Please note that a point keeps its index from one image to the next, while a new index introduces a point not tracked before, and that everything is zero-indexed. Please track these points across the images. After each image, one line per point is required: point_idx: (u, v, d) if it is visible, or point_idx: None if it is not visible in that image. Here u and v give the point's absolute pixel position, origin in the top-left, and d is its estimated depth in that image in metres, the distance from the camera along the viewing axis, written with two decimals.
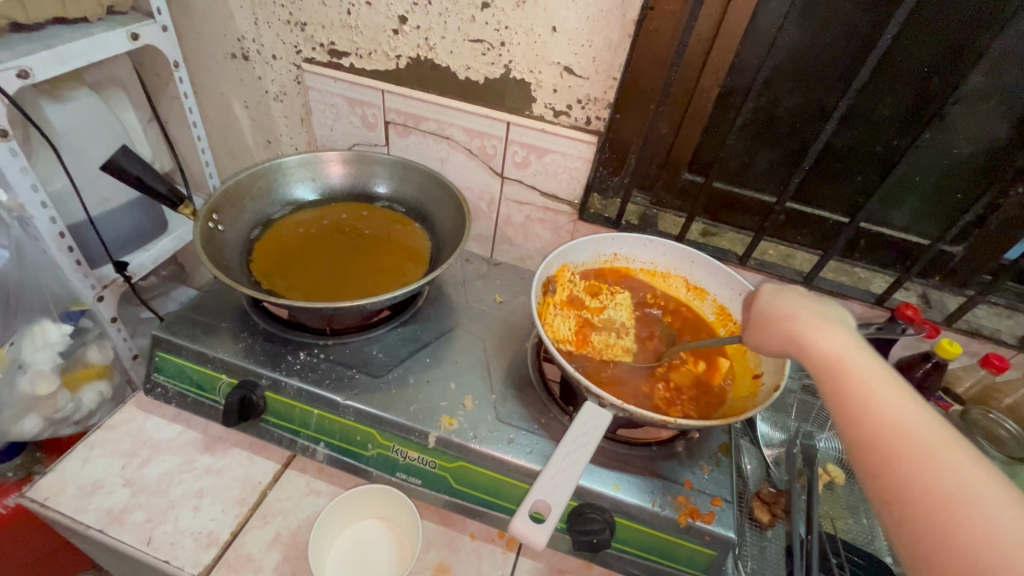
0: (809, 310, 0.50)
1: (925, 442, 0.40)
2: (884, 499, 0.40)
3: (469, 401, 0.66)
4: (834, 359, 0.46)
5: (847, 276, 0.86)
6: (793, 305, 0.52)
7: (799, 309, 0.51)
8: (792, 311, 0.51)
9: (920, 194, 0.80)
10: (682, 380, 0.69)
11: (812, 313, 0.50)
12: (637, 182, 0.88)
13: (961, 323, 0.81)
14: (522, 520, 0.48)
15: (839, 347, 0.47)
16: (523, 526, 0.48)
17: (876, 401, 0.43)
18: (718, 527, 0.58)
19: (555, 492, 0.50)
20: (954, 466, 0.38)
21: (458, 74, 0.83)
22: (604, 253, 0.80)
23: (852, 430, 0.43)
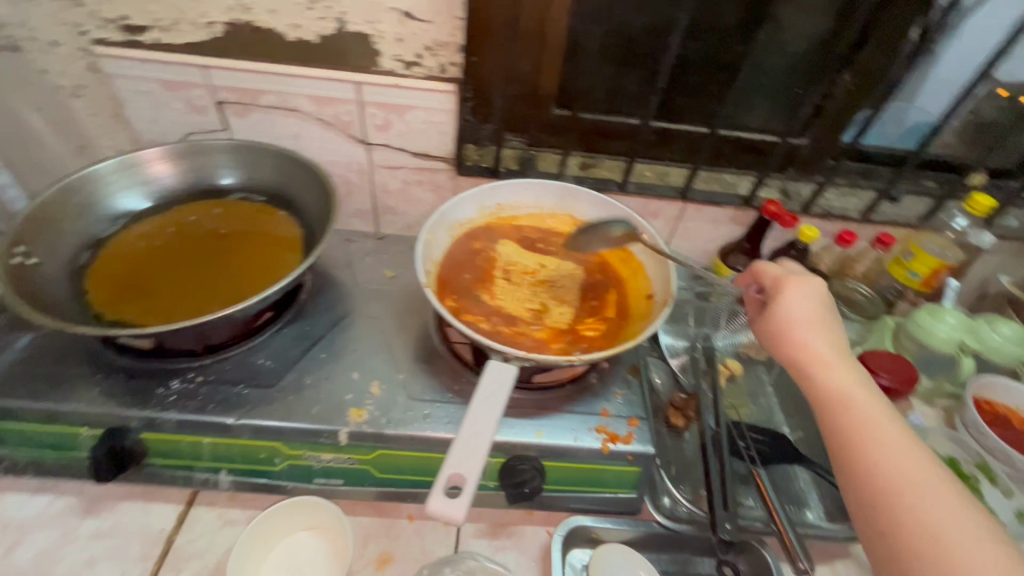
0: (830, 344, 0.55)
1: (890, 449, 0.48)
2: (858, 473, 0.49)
3: (375, 387, 0.63)
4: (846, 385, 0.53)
5: (718, 184, 0.90)
6: (785, 314, 0.57)
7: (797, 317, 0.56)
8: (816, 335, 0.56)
9: (766, 93, 0.84)
10: (573, 314, 0.70)
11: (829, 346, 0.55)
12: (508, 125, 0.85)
13: (816, 209, 0.89)
14: (437, 498, 0.47)
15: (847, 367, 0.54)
16: (440, 502, 0.47)
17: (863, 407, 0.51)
18: (638, 446, 0.62)
19: (467, 462, 0.48)
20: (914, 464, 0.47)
21: (288, 36, 0.73)
22: (487, 206, 0.78)
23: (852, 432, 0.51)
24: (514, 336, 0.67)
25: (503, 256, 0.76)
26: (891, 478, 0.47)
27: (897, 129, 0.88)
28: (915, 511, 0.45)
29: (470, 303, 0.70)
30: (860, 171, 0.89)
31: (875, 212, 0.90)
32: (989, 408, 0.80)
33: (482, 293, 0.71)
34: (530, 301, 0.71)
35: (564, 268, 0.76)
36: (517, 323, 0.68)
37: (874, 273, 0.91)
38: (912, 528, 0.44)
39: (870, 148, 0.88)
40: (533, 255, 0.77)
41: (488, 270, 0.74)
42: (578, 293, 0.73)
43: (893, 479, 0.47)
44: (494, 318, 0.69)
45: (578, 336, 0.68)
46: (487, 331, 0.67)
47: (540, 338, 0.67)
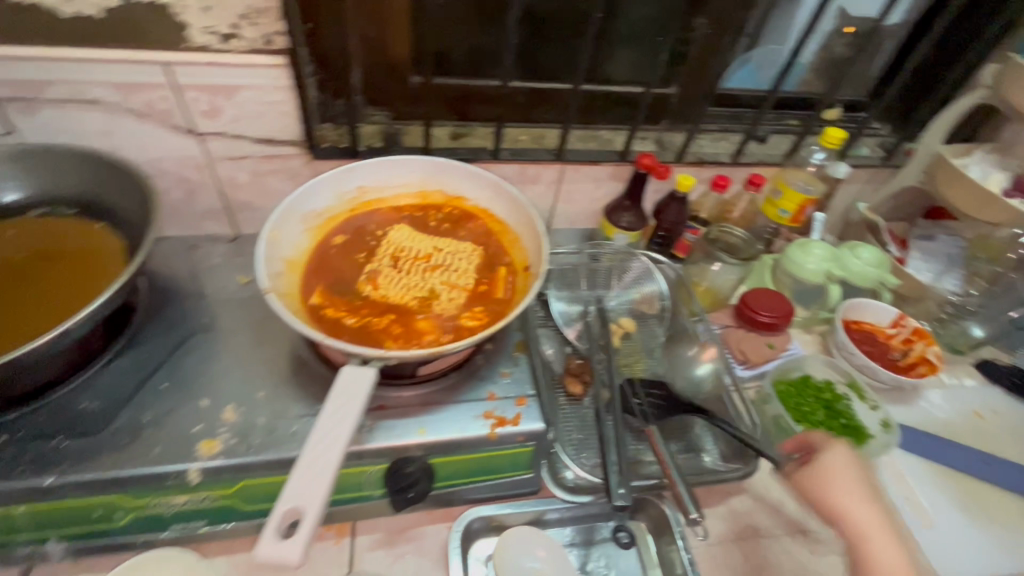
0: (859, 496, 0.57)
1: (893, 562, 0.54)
2: None
3: (230, 412, 0.56)
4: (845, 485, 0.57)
5: (595, 141, 0.88)
6: (826, 483, 0.58)
7: (837, 478, 0.57)
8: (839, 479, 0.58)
9: (625, 41, 0.81)
10: (461, 300, 0.65)
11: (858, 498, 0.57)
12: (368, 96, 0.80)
13: (690, 157, 0.90)
14: (269, 539, 0.40)
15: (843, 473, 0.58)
16: (270, 544, 0.41)
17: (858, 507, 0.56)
18: (526, 425, 0.60)
19: (309, 494, 0.42)
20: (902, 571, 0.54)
21: (62, 12, 0.60)
22: (346, 191, 0.71)
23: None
24: (391, 329, 0.61)
25: (392, 242, 0.70)
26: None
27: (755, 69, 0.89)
28: None
29: (347, 297, 0.64)
30: (728, 116, 0.91)
31: (744, 155, 0.92)
32: (856, 328, 0.86)
33: (362, 283, 0.65)
34: (416, 288, 0.65)
35: (461, 251, 0.70)
36: (399, 314, 0.62)
37: (750, 214, 0.94)
38: None
39: (733, 90, 0.90)
40: (429, 239, 0.71)
41: (374, 259, 0.68)
42: (472, 277, 0.67)
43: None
44: (371, 311, 0.63)
45: (464, 323, 0.62)
46: (362, 326, 0.61)
47: (421, 329, 0.61)
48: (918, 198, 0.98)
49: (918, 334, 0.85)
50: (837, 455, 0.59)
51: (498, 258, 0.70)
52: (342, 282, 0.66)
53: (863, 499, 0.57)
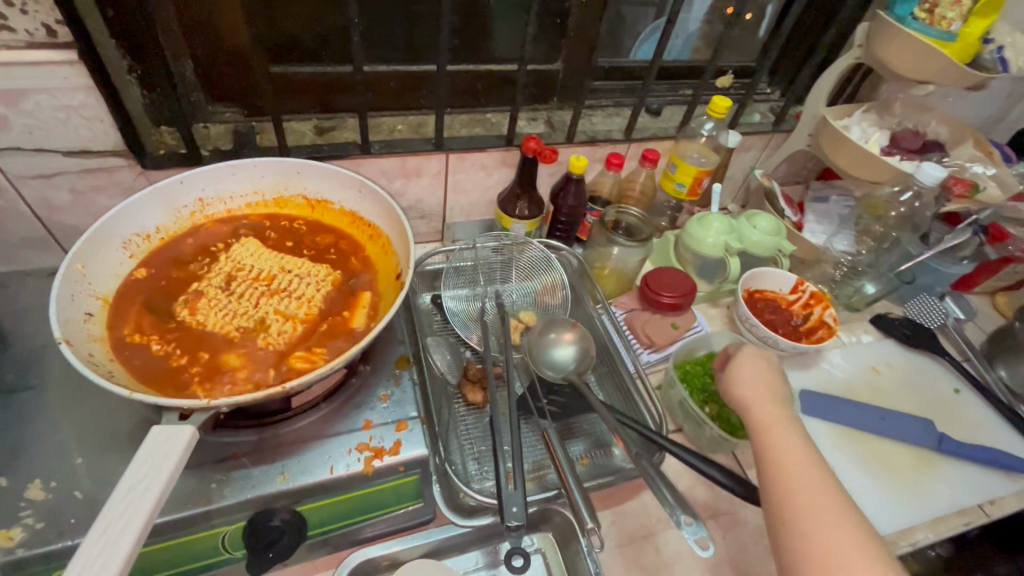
0: (757, 368, 0.58)
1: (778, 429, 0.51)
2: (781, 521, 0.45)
3: (37, 488, 0.46)
4: (745, 374, 0.58)
5: (481, 125, 0.82)
6: (737, 378, 0.58)
7: (739, 364, 0.59)
8: (739, 364, 0.59)
9: (497, 14, 0.74)
10: (298, 333, 0.55)
11: (757, 372, 0.58)
12: (208, 90, 0.70)
13: (580, 136, 0.85)
14: None
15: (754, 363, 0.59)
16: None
17: (753, 389, 0.56)
18: (407, 453, 0.53)
19: None
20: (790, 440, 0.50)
21: None
22: (182, 206, 0.61)
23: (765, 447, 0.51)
24: (201, 368, 0.51)
25: (228, 261, 0.60)
26: (784, 460, 0.48)
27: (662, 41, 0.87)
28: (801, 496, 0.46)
29: (157, 327, 0.54)
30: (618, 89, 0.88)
31: (637, 130, 0.88)
32: (759, 297, 0.85)
33: (180, 309, 0.55)
34: (243, 316, 0.55)
35: (311, 276, 0.60)
36: (215, 349, 0.53)
37: (649, 191, 0.90)
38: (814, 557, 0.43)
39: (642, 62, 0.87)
40: (275, 257, 0.61)
41: (205, 279, 0.58)
42: (318, 305, 0.58)
43: (783, 443, 0.50)
44: (182, 344, 0.53)
45: (294, 362, 0.53)
46: (165, 362, 0.51)
47: (245, 369, 0.52)
48: (810, 161, 0.98)
49: (818, 297, 0.85)
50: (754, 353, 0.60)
51: (355, 288, 0.60)
52: (155, 309, 0.55)
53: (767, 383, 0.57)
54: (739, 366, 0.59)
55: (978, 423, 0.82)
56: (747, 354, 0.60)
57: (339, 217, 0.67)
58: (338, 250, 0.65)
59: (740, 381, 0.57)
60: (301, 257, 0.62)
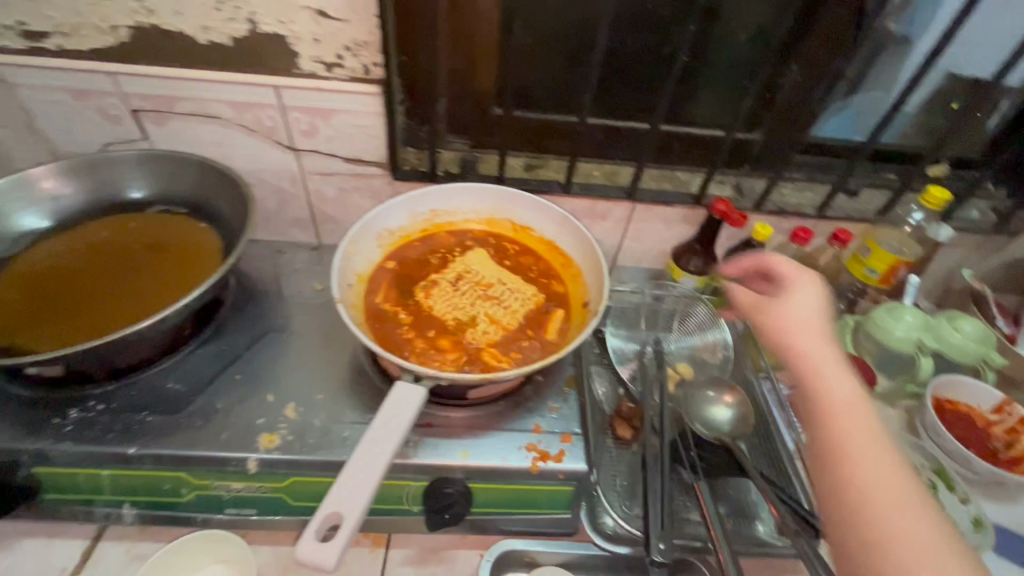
0: (803, 306, 0.52)
1: (840, 399, 0.46)
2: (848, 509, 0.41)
3: (291, 410, 0.59)
4: (802, 320, 0.51)
5: (670, 182, 0.86)
6: (780, 309, 0.52)
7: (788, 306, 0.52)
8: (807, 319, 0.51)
9: (711, 85, 0.80)
10: (499, 334, 0.65)
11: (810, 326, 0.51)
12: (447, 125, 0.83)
13: (769, 206, 0.86)
14: (308, 540, 0.42)
15: (809, 326, 0.50)
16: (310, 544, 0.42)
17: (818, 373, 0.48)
18: (569, 463, 0.58)
19: (350, 500, 0.44)
20: (855, 414, 0.45)
21: (199, 39, 0.69)
22: (419, 213, 0.74)
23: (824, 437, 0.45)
24: (421, 342, 0.64)
25: (460, 263, 0.73)
26: (840, 445, 0.44)
27: (850, 118, 0.84)
28: (858, 480, 0.42)
29: (400, 302, 0.68)
30: (813, 165, 0.86)
31: (831, 208, 0.86)
32: (950, 409, 0.77)
33: (418, 292, 0.69)
34: (462, 310, 0.67)
35: (521, 292, 0.70)
36: (436, 330, 0.65)
37: (833, 270, 0.88)
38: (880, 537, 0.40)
39: (824, 138, 0.85)
40: (497, 269, 0.72)
41: (441, 273, 0.72)
42: (518, 317, 0.67)
43: (852, 440, 0.44)
44: (415, 319, 0.66)
45: (493, 358, 0.63)
46: (398, 330, 0.65)
47: (456, 352, 0.63)
48: None
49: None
50: (806, 287, 0.53)
51: (551, 310, 0.69)
52: (402, 286, 0.70)
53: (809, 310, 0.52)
54: (791, 323, 0.51)
55: None
56: (799, 288, 0.53)
57: (545, 244, 0.75)
58: (541, 272, 0.73)
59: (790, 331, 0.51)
60: (510, 272, 0.73)
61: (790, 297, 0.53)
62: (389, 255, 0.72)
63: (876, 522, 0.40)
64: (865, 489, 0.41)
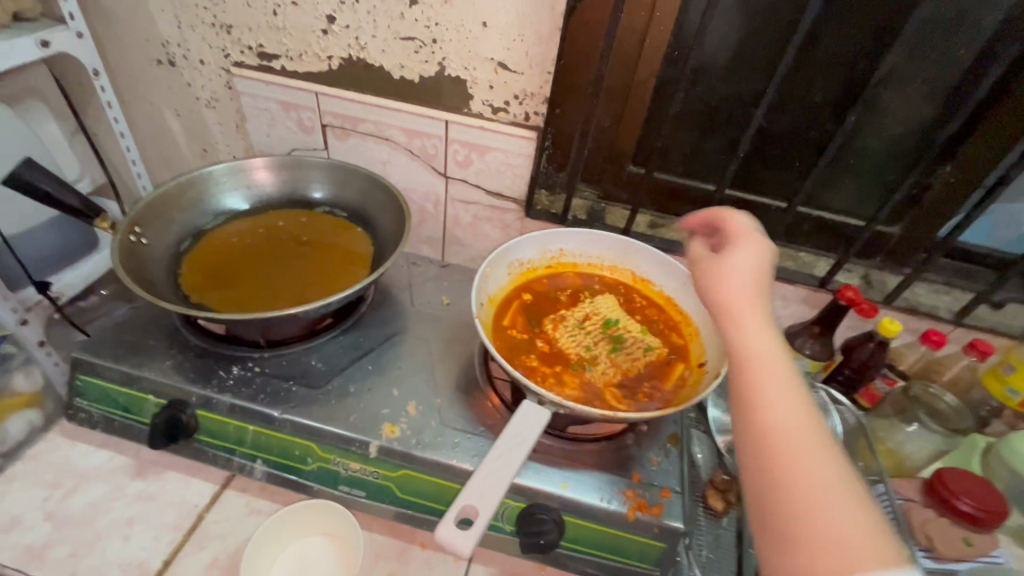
0: (747, 291, 0.46)
1: (771, 381, 0.41)
2: (773, 496, 0.38)
3: (412, 407, 0.64)
4: (741, 325, 0.45)
5: (793, 261, 0.87)
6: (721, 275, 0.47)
7: (734, 277, 0.46)
8: (733, 304, 0.46)
9: (854, 174, 0.80)
10: (615, 378, 0.67)
11: (745, 298, 0.45)
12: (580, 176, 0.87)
13: (901, 302, 0.83)
14: (447, 526, 0.47)
15: (741, 313, 0.45)
16: (448, 531, 0.47)
17: (756, 350, 0.43)
18: (666, 519, 0.58)
19: (485, 496, 0.48)
20: (786, 393, 0.41)
21: (394, 74, 0.80)
22: (550, 250, 0.79)
23: (749, 434, 0.41)
24: (541, 369, 0.67)
25: (587, 304, 0.76)
26: (782, 431, 0.40)
27: (994, 225, 0.80)
28: (800, 470, 0.38)
29: (527, 329, 0.72)
30: (954, 269, 0.83)
31: (970, 315, 0.82)
32: None
33: (546, 323, 0.73)
34: (583, 348, 0.70)
35: (641, 342, 0.72)
36: (556, 361, 0.69)
37: (965, 383, 0.82)
38: (801, 524, 0.37)
39: (966, 244, 0.82)
40: (621, 316, 0.75)
41: (569, 310, 0.76)
42: (635, 365, 0.69)
43: (784, 427, 0.40)
44: (539, 347, 0.70)
45: (608, 398, 0.65)
46: (521, 353, 0.69)
47: (574, 386, 0.66)
48: None
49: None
50: (750, 250, 0.48)
51: (669, 364, 0.70)
52: (530, 315, 0.74)
53: (758, 320, 0.45)
54: (725, 307, 0.46)
55: None
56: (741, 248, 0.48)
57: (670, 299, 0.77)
58: (664, 326, 0.75)
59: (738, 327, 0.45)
60: (633, 321, 0.75)
61: (731, 252, 0.48)
62: (521, 284, 0.78)
63: (777, 454, 0.39)
64: (803, 477, 0.38)
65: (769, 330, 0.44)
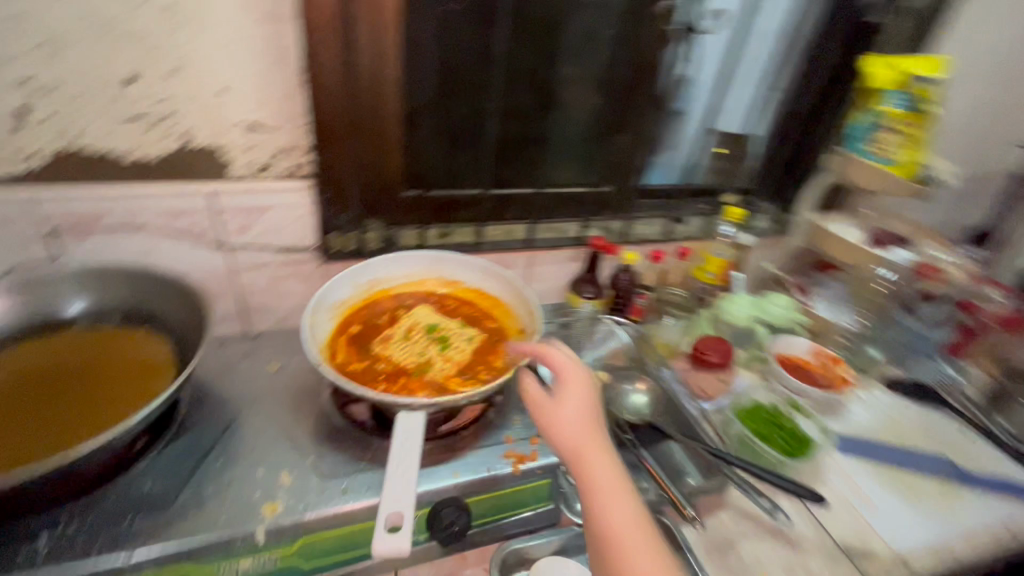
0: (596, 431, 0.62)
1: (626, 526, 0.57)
2: None
3: (285, 477, 0.62)
4: (609, 514, 0.58)
5: (555, 231, 1.07)
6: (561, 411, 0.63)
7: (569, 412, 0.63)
8: (586, 460, 0.60)
9: (570, 154, 1.05)
10: (457, 367, 0.76)
11: (599, 445, 0.62)
12: (364, 210, 0.92)
13: (631, 237, 1.12)
14: (382, 540, 0.52)
15: (590, 456, 0.61)
16: (384, 545, 0.52)
17: (608, 516, 0.58)
18: (543, 458, 0.70)
19: (402, 500, 0.54)
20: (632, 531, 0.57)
21: (128, 157, 0.73)
22: (361, 284, 0.84)
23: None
24: (391, 386, 0.72)
25: (410, 317, 0.83)
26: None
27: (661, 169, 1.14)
28: None
29: (364, 359, 0.76)
30: (653, 205, 1.14)
31: (672, 232, 1.15)
32: (787, 361, 1.04)
33: (379, 348, 0.78)
34: (421, 355, 0.77)
35: (467, 332, 0.82)
36: (403, 375, 0.74)
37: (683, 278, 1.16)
38: None
39: (653, 186, 1.14)
40: (443, 318, 0.84)
41: (394, 329, 0.81)
42: (471, 352, 0.79)
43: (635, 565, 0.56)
44: (383, 369, 0.74)
45: (459, 386, 0.73)
46: (368, 380, 0.72)
47: (426, 387, 0.72)
48: None
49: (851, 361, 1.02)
50: (575, 386, 0.65)
51: (495, 341, 0.81)
52: (362, 345, 0.78)
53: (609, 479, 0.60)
54: (578, 446, 0.61)
55: (982, 456, 0.97)
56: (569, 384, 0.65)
57: (478, 289, 0.89)
58: (480, 313, 0.87)
59: (589, 474, 0.60)
60: (454, 318, 0.85)
61: (563, 394, 0.64)
62: (344, 323, 0.80)
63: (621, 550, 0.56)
64: None
65: (617, 477, 0.60)
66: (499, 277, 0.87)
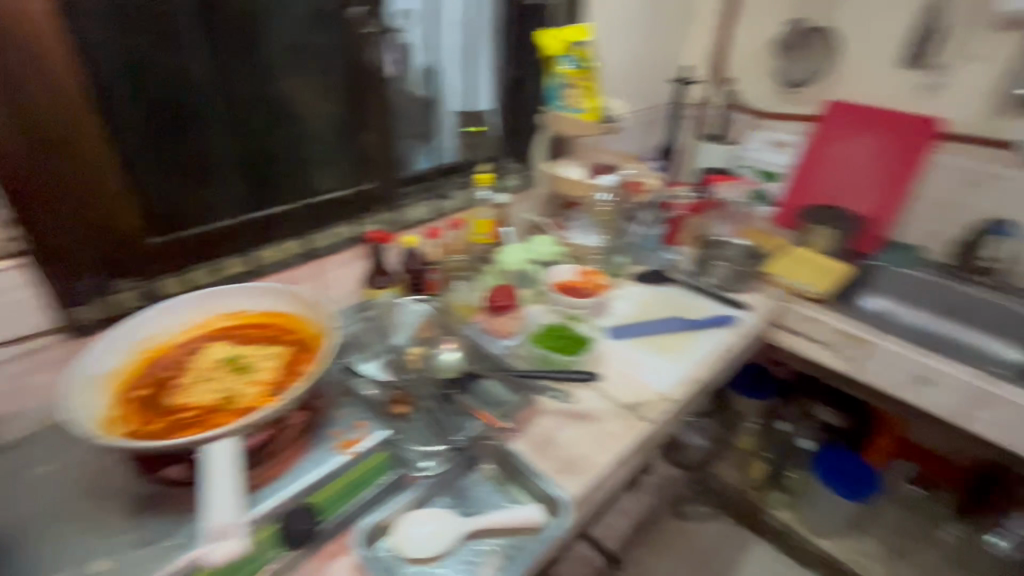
0: None
1: None
2: None
3: (101, 562, 0.60)
4: None
5: (332, 236, 1.11)
6: None
7: None
8: None
9: (322, 161, 1.09)
10: (264, 386, 0.76)
11: None
12: (106, 271, 0.84)
13: (404, 222, 1.21)
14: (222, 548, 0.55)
15: None
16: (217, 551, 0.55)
17: None
18: (374, 437, 0.82)
19: (226, 517, 0.57)
20: None
21: None
22: (129, 346, 0.78)
23: None
24: (196, 428, 0.70)
25: (200, 360, 0.80)
26: None
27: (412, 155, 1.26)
28: None
29: (157, 417, 0.71)
30: (415, 189, 1.25)
31: (441, 208, 1.27)
32: (564, 285, 1.22)
33: (171, 400, 0.74)
34: (222, 389, 0.75)
35: (266, 353, 0.82)
36: (207, 413, 0.72)
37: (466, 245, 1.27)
38: None
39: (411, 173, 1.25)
40: (236, 349, 0.83)
41: (184, 377, 0.78)
42: (274, 368, 0.80)
43: None
44: (181, 418, 0.71)
45: (268, 400, 0.74)
46: (168, 433, 0.69)
47: (235, 415, 0.72)
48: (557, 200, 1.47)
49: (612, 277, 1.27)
50: None
51: (297, 351, 0.83)
52: (150, 405, 0.73)
53: None
54: None
55: (704, 304, 1.27)
56: None
57: (266, 312, 0.89)
58: (275, 332, 0.87)
59: None
60: (249, 345, 0.84)
61: None
62: (121, 391, 0.74)
63: None
64: None
65: None
66: (282, 292, 0.89)
